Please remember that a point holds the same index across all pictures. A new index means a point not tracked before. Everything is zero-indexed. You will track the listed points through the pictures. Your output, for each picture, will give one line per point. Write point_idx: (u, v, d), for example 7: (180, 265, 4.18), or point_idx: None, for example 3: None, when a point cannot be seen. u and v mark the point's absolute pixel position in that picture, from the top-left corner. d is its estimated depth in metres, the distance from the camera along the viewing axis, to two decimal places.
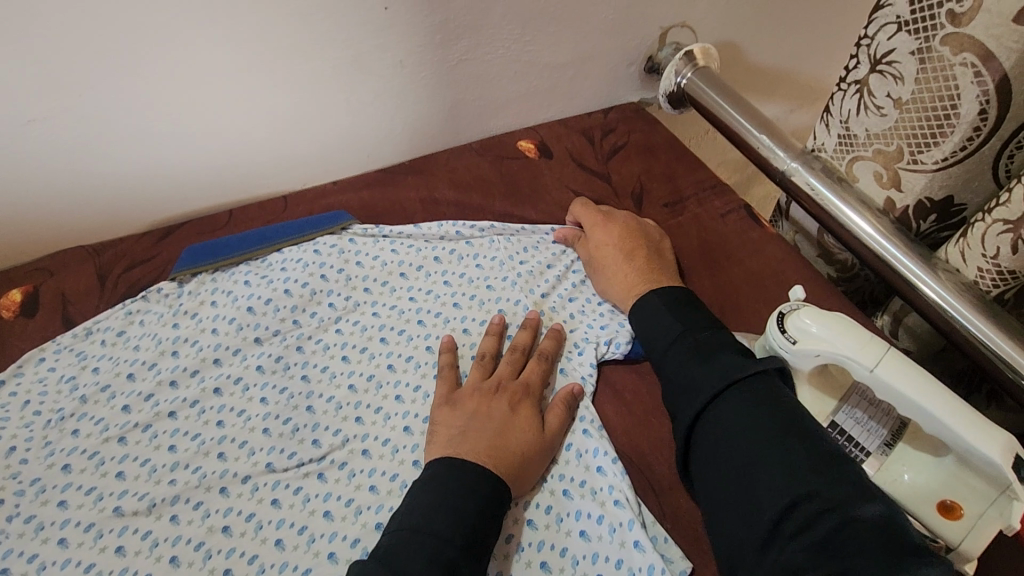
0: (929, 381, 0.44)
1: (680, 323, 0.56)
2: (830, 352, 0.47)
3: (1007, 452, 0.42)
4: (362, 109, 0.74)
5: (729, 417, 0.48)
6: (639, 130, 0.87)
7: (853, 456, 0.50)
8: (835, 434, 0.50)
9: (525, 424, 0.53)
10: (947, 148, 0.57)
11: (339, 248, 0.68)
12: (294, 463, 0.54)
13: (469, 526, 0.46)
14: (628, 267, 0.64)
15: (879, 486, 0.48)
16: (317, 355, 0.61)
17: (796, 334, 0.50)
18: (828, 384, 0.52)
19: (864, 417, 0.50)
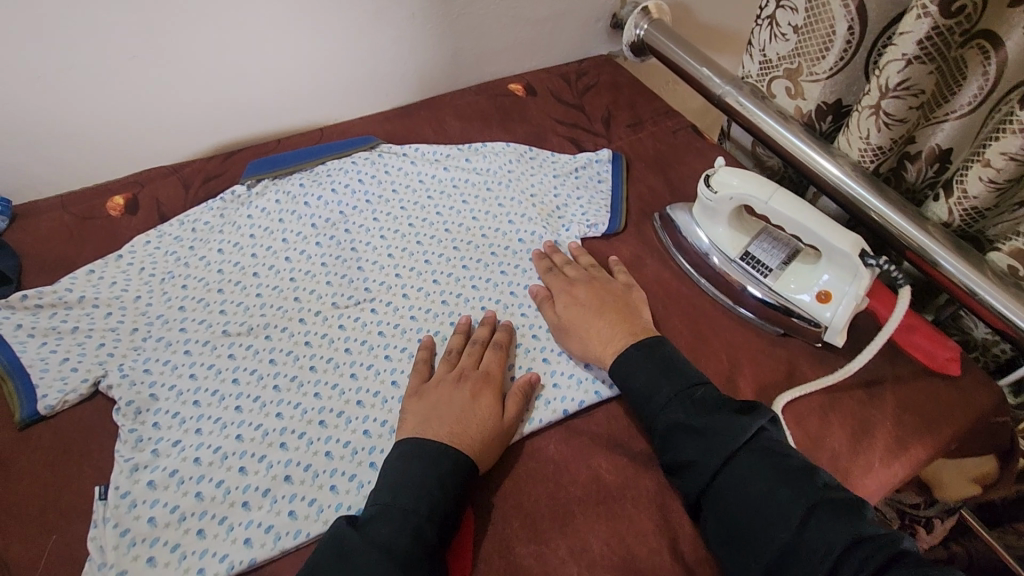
0: (805, 206, 0.64)
1: (670, 381, 0.59)
2: (738, 193, 0.67)
3: (855, 246, 0.61)
4: (383, 56, 0.92)
5: (742, 484, 0.52)
6: (607, 74, 1.06)
7: (760, 272, 0.69)
8: (747, 259, 0.70)
9: (482, 409, 0.59)
10: (832, 59, 0.77)
11: (371, 161, 0.86)
12: (352, 301, 0.71)
13: (436, 500, 0.52)
14: (602, 325, 0.65)
15: (778, 291, 0.68)
16: (361, 234, 0.78)
17: (715, 186, 0.69)
18: (742, 227, 0.72)
19: (769, 247, 0.70)
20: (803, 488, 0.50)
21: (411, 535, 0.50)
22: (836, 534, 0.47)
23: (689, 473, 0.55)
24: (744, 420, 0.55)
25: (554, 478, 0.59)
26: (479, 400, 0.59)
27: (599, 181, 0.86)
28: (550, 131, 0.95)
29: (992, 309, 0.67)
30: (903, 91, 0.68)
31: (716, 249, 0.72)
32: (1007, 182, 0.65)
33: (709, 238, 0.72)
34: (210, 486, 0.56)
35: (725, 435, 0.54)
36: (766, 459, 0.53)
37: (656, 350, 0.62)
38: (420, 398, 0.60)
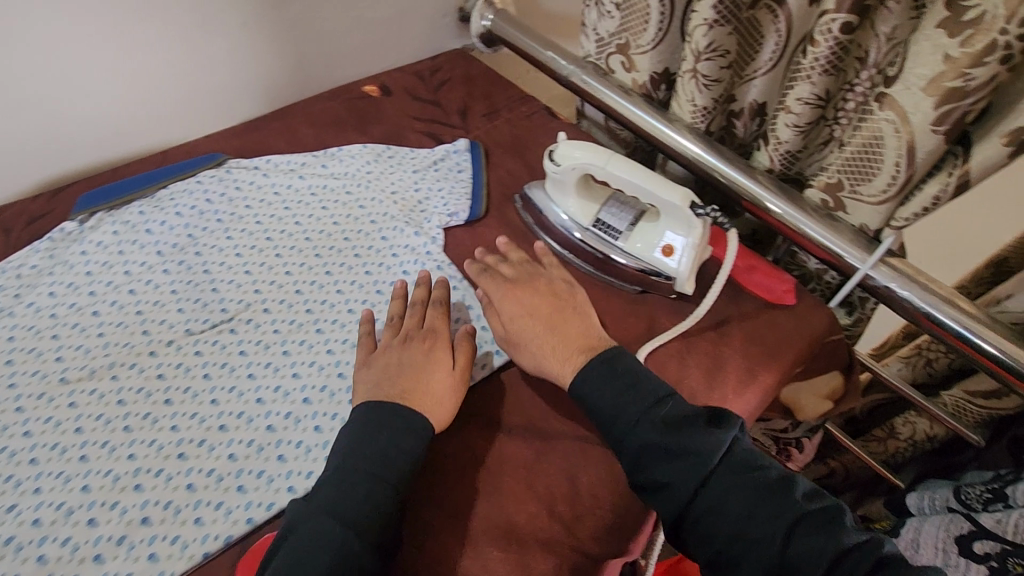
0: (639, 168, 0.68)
1: (629, 400, 0.57)
2: (579, 164, 0.70)
3: (685, 198, 0.67)
4: (219, 68, 0.89)
5: (725, 499, 0.53)
6: (461, 67, 1.07)
7: (611, 237, 0.72)
8: (599, 226, 0.73)
9: (437, 364, 0.61)
10: (653, 31, 0.82)
11: (219, 178, 0.82)
12: (207, 326, 0.68)
13: (364, 511, 0.50)
14: (555, 336, 0.63)
15: (630, 251, 0.71)
16: (214, 255, 0.75)
17: (557, 159, 0.72)
18: (591, 196, 0.75)
19: (617, 211, 0.74)
20: (787, 499, 0.52)
21: (337, 554, 0.48)
22: (828, 544, 0.50)
23: (662, 494, 0.54)
24: (714, 437, 0.55)
25: (453, 471, 0.58)
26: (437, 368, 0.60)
27: (459, 171, 0.87)
28: (407, 129, 0.95)
29: (817, 242, 0.73)
30: (712, 52, 0.75)
31: (570, 221, 0.75)
32: (808, 125, 0.72)
33: (564, 212, 0.75)
34: (55, 547, 0.51)
35: (698, 459, 0.54)
36: (742, 476, 0.54)
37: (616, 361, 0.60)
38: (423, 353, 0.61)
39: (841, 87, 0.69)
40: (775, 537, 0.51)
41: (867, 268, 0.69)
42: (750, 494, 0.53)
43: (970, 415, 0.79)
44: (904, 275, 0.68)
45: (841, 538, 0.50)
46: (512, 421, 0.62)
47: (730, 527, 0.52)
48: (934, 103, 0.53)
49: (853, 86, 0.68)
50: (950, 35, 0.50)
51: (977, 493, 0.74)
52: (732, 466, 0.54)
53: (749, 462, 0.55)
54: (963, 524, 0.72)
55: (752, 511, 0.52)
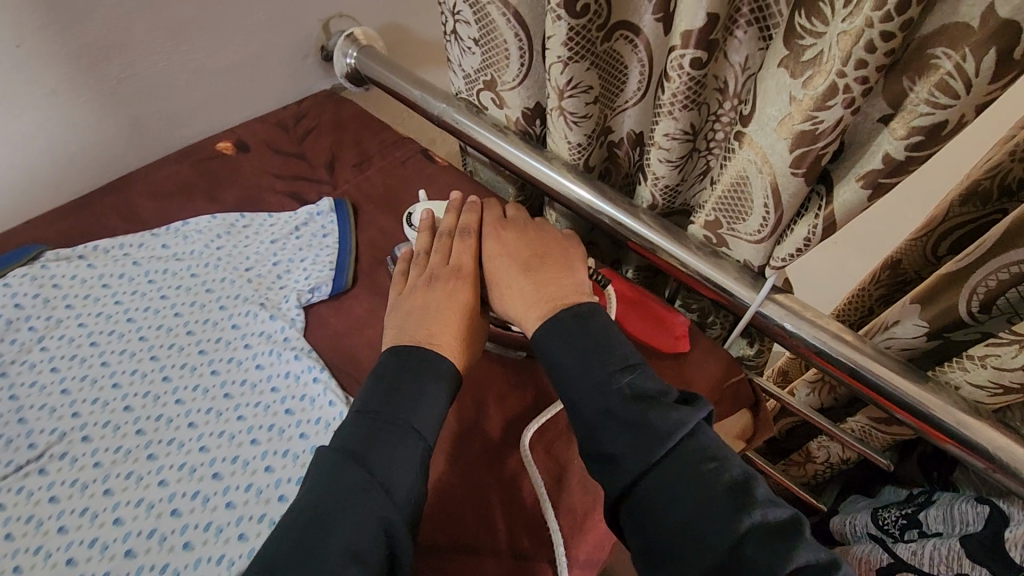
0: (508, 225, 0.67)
1: (591, 357, 0.55)
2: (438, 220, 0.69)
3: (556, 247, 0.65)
4: (28, 143, 0.77)
5: (671, 487, 0.49)
6: (329, 111, 0.98)
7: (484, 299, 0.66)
8: None
9: (461, 302, 0.61)
10: (515, 66, 0.76)
11: (31, 276, 0.70)
12: (11, 469, 0.57)
13: (363, 494, 0.47)
14: (528, 282, 0.61)
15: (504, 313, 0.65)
16: (24, 374, 0.63)
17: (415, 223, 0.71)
18: None
19: None
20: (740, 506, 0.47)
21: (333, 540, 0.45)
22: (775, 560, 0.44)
23: (613, 468, 0.51)
24: (683, 412, 0.52)
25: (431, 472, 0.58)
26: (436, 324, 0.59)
27: (324, 236, 0.78)
28: (266, 190, 0.85)
29: (704, 280, 0.69)
30: (574, 89, 0.69)
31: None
32: (680, 159, 0.68)
33: None
34: None
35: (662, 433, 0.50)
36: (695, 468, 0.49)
37: (589, 322, 0.57)
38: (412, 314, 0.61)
39: (708, 119, 0.65)
40: (721, 542, 0.46)
41: (757, 306, 0.66)
42: (704, 495, 0.48)
43: (877, 440, 0.77)
44: (792, 311, 0.65)
45: (791, 556, 0.45)
46: (469, 430, 0.61)
47: (679, 518, 0.48)
48: (788, 146, 0.49)
49: (719, 116, 0.64)
50: (794, 75, 0.46)
51: (892, 518, 0.73)
52: (691, 453, 0.50)
53: (707, 455, 0.50)
54: (882, 556, 0.70)
55: (697, 510, 0.48)
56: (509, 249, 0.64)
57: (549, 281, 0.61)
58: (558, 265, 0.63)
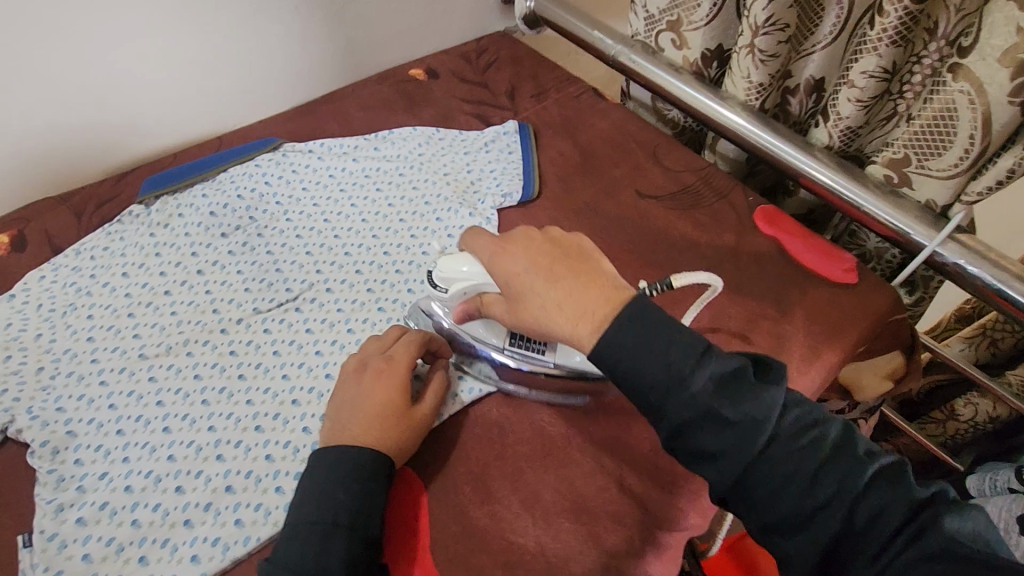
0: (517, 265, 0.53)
1: (655, 356, 0.47)
2: (464, 280, 0.60)
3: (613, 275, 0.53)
4: (270, 54, 0.90)
5: (784, 463, 0.46)
6: (506, 49, 1.06)
7: (535, 351, 0.61)
8: (516, 343, 0.61)
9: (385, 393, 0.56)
10: (707, 5, 0.80)
11: (275, 162, 0.84)
12: (274, 304, 0.70)
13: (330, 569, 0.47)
14: (560, 297, 0.50)
15: (561, 363, 0.60)
16: (275, 237, 0.76)
17: (444, 283, 0.62)
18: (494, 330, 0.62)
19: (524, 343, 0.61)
20: (854, 466, 0.46)
21: None
22: (898, 502, 0.44)
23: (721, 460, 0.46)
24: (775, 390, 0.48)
25: (500, 441, 0.59)
26: (373, 392, 0.56)
27: (509, 153, 0.87)
28: (457, 111, 0.95)
29: (877, 219, 0.72)
30: (771, 27, 0.73)
31: (477, 337, 0.63)
32: (871, 99, 0.71)
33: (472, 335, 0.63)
34: (146, 512, 0.54)
35: (758, 419, 0.46)
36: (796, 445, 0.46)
37: (645, 316, 0.48)
38: (359, 380, 0.57)
39: (908, 60, 0.68)
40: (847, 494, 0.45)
41: (936, 246, 0.68)
42: (811, 465, 0.46)
43: None
44: (975, 252, 0.67)
45: (911, 496, 0.44)
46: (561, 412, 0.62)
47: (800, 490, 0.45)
48: (1010, 75, 0.56)
49: (921, 57, 0.66)
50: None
51: None
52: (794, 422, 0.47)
53: (809, 421, 0.48)
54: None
55: (811, 478, 0.45)
56: (532, 260, 0.52)
57: (589, 281, 0.51)
58: (587, 269, 0.52)
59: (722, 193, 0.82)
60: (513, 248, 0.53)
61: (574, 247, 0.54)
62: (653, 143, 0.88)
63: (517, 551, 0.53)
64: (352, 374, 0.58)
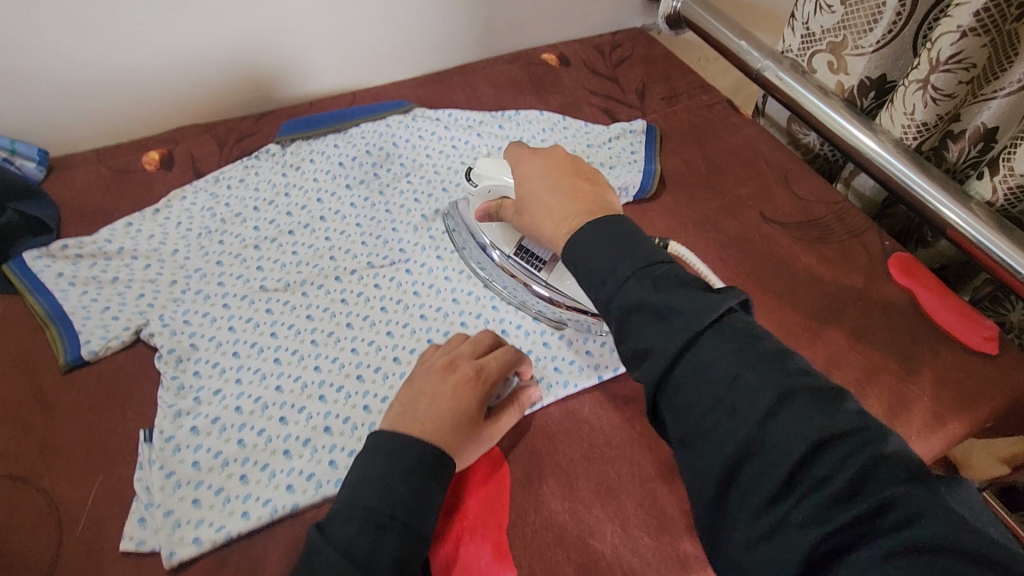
0: (536, 165, 0.57)
1: (635, 260, 0.45)
2: (492, 178, 0.63)
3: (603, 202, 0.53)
4: (416, 18, 0.91)
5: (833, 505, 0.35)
6: (642, 46, 1.03)
7: (534, 266, 0.66)
8: (521, 254, 0.67)
9: (461, 398, 0.54)
10: (880, 32, 0.75)
11: (405, 124, 0.85)
12: (387, 262, 0.71)
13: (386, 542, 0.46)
14: (555, 195, 0.54)
15: (551, 283, 0.66)
16: (396, 197, 0.78)
17: (477, 180, 0.64)
18: (505, 235, 0.67)
19: (529, 264, 0.67)
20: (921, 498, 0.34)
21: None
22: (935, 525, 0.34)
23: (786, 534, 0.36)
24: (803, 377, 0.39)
25: (588, 440, 0.59)
26: (449, 395, 0.54)
27: (632, 152, 0.85)
28: (584, 102, 0.93)
29: None
30: (955, 64, 0.68)
31: (492, 244, 0.69)
32: None
33: (484, 235, 0.69)
34: (252, 434, 0.56)
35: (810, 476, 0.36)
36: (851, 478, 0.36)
37: (620, 228, 0.48)
38: (443, 380, 0.55)
39: None
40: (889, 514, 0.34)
41: None
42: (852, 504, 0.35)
43: None
44: None
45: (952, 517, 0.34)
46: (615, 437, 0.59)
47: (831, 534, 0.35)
48: None
49: None
50: None
51: None
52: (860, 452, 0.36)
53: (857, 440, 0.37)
54: None
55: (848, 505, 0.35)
56: (538, 172, 0.56)
57: (579, 194, 0.53)
58: (589, 190, 0.54)
59: (855, 232, 0.77)
60: (529, 159, 0.57)
61: (586, 173, 0.56)
62: (787, 167, 0.84)
63: (592, 554, 0.52)
64: (437, 372, 0.56)
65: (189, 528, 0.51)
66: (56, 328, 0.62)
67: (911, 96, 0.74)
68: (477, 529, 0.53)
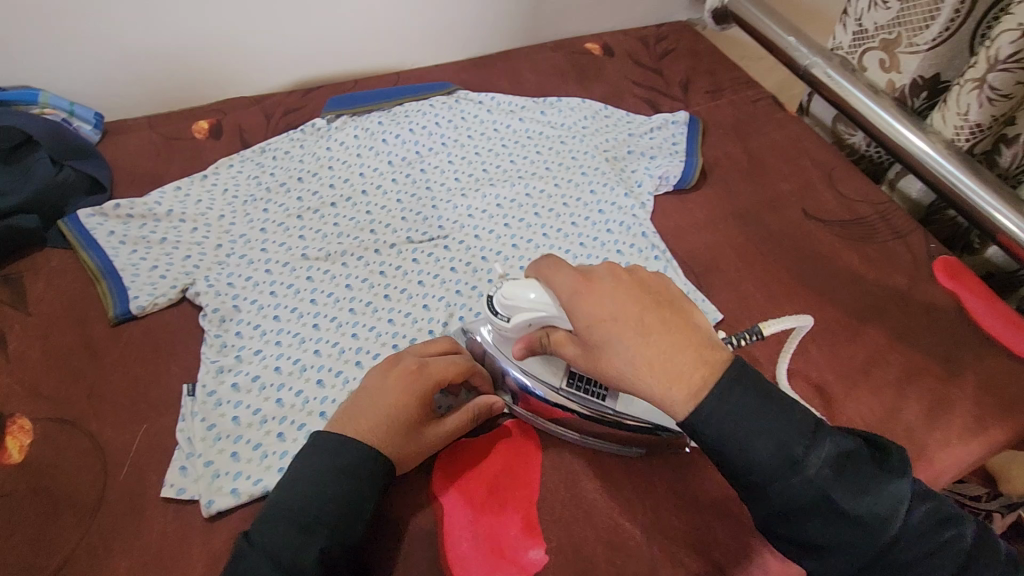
0: (609, 300, 0.45)
1: (776, 447, 0.42)
2: (529, 312, 0.50)
3: (710, 343, 0.44)
4: (463, 1, 0.92)
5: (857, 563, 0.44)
6: (687, 40, 1.03)
7: (595, 396, 0.54)
8: (576, 383, 0.54)
9: (393, 396, 0.52)
10: (936, 29, 0.74)
11: (448, 105, 0.86)
12: (426, 238, 0.72)
13: None
14: (656, 349, 0.43)
15: (619, 412, 0.54)
16: (436, 176, 0.79)
17: (506, 311, 0.52)
18: (550, 369, 0.55)
19: (584, 394, 0.54)
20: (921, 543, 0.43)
21: None
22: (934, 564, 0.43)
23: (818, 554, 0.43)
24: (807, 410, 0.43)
25: None
26: (389, 391, 0.52)
27: (674, 143, 0.84)
28: (627, 92, 0.93)
29: None
30: (1013, 63, 0.66)
31: (532, 373, 0.56)
32: None
33: (523, 369, 0.56)
34: (290, 395, 0.58)
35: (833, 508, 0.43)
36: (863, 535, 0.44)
37: (741, 384, 0.42)
38: (383, 375, 0.53)
39: None
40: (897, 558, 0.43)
41: None
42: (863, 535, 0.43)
43: None
44: None
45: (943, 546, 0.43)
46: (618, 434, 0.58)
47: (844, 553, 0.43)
48: None
49: None
50: None
51: None
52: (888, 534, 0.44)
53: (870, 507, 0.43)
54: None
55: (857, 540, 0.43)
56: (618, 309, 0.44)
57: (680, 335, 0.44)
58: (679, 320, 0.45)
59: (900, 233, 0.75)
60: (596, 292, 0.45)
61: (660, 290, 0.47)
62: (831, 166, 0.83)
63: (619, 532, 0.53)
64: (383, 366, 0.54)
65: (228, 480, 0.52)
66: (105, 283, 0.64)
67: (966, 97, 0.72)
68: (506, 500, 0.54)
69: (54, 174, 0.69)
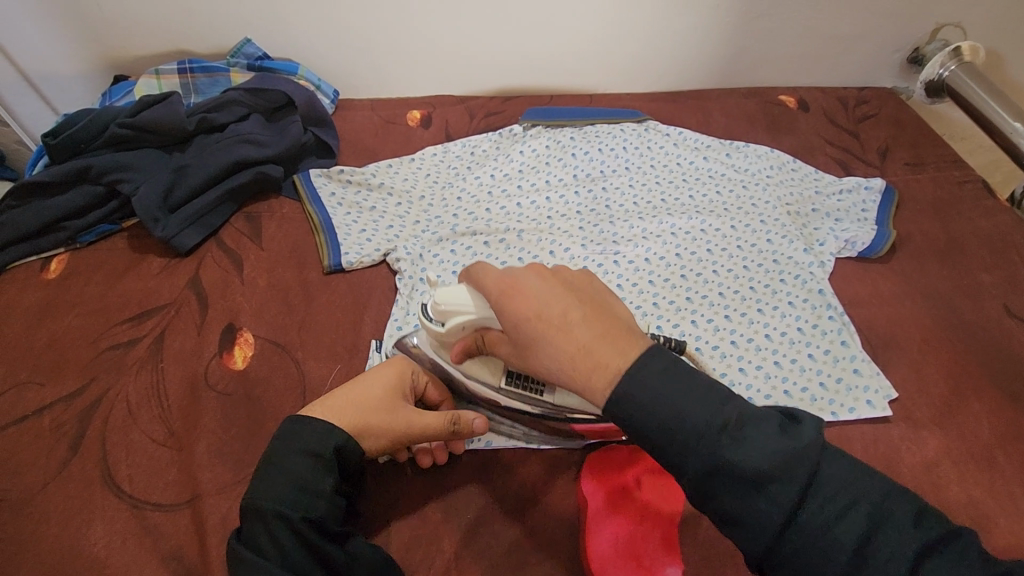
0: (540, 293, 0.44)
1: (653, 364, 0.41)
2: (459, 312, 0.52)
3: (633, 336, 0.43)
4: (671, 38, 0.95)
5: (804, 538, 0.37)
6: (891, 107, 0.99)
7: (533, 391, 0.56)
8: (512, 382, 0.56)
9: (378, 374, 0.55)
10: None
11: (637, 132, 0.89)
12: (599, 250, 0.75)
13: None
14: (579, 337, 0.42)
15: (558, 405, 0.56)
16: (616, 198, 0.82)
17: (439, 317, 0.53)
18: (479, 368, 0.56)
19: (519, 391, 0.56)
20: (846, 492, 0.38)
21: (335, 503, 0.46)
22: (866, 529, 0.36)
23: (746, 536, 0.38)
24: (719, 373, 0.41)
25: None
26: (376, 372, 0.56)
27: (864, 210, 0.81)
28: (818, 150, 0.91)
29: None
30: None
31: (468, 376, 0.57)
32: None
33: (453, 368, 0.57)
34: None
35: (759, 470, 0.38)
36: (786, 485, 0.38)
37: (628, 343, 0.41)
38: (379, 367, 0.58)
39: None
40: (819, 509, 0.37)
41: None
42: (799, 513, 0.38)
43: None
44: None
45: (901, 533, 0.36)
46: None
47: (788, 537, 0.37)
48: None
49: None
50: None
51: None
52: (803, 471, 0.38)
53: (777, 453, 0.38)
54: None
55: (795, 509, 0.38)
56: (547, 307, 0.43)
57: (600, 328, 0.42)
58: (599, 312, 0.44)
59: None
60: (521, 289, 0.45)
61: (578, 285, 0.46)
62: None
63: None
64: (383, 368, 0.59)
65: None
66: (323, 236, 0.73)
67: None
68: (648, 514, 0.54)
69: (301, 135, 0.80)
